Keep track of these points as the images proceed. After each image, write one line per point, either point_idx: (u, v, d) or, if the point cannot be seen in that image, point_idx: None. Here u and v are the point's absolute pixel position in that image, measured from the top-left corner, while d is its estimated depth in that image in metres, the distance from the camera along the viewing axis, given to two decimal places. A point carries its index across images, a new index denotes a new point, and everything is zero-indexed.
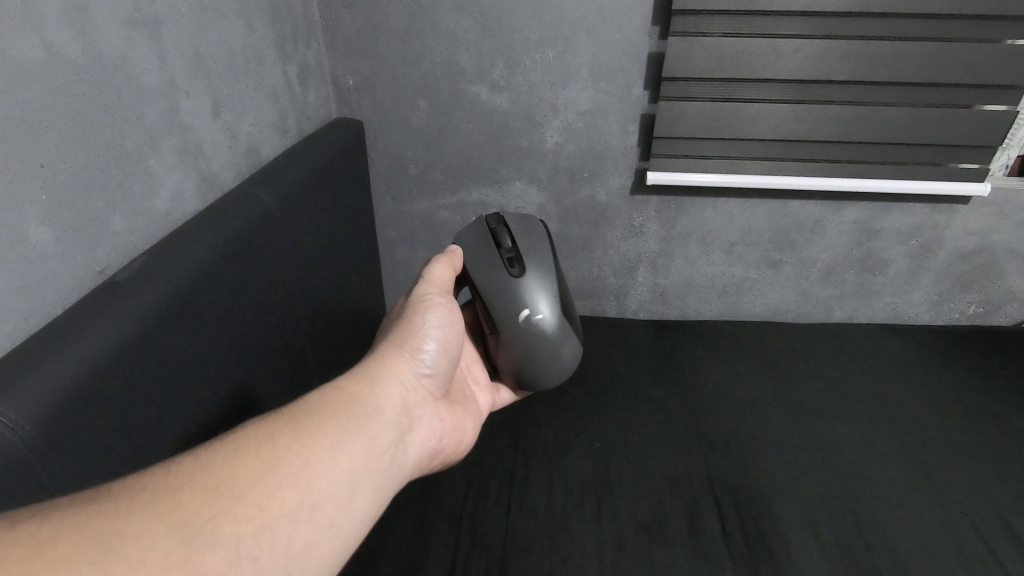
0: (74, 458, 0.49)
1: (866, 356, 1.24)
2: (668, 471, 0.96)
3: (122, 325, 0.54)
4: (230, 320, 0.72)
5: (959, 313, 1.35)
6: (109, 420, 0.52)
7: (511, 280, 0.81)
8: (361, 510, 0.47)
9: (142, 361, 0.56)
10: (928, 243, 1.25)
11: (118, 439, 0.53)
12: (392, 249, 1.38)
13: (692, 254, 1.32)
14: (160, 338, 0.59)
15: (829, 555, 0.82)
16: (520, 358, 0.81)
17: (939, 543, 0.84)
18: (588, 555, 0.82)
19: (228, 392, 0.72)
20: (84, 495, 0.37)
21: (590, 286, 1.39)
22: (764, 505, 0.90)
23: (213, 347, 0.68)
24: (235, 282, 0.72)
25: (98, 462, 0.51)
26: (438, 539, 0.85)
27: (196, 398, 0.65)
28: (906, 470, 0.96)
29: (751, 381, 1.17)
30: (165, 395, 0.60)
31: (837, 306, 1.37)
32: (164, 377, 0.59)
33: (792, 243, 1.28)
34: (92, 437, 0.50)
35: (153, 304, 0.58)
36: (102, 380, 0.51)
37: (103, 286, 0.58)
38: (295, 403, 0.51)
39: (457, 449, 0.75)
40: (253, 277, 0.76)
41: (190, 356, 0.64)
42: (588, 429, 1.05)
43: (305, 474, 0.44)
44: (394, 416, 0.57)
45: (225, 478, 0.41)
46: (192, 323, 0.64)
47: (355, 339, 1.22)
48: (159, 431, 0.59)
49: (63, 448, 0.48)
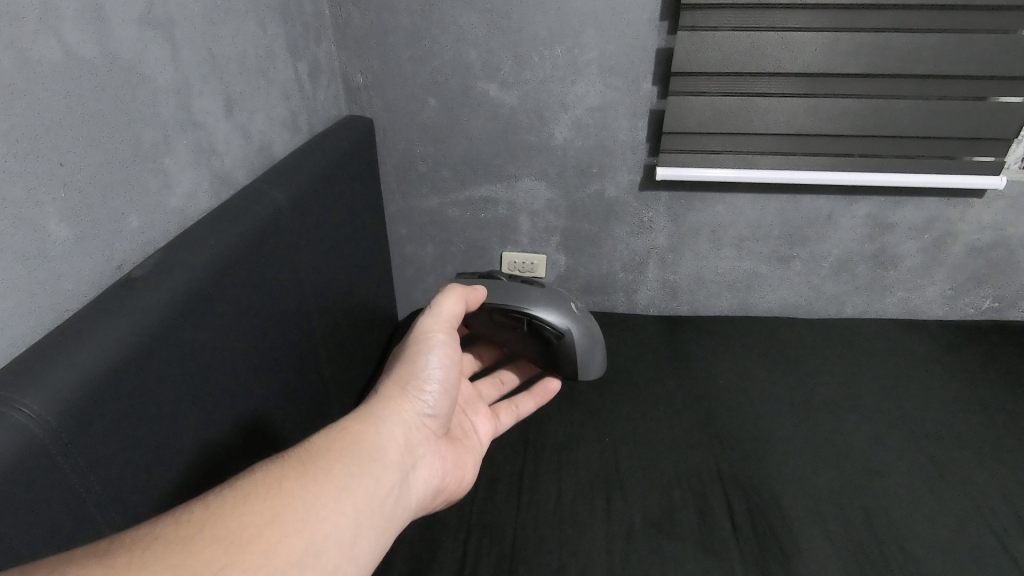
0: (94, 452, 0.50)
1: (878, 352, 1.24)
2: (677, 466, 0.96)
3: (138, 325, 0.55)
4: (244, 317, 0.73)
5: (973, 308, 1.34)
6: (129, 415, 0.54)
7: (547, 290, 0.95)
8: (362, 553, 0.51)
9: (156, 363, 0.57)
10: (942, 238, 1.24)
11: (134, 434, 0.54)
12: (402, 246, 1.39)
13: (702, 248, 1.31)
14: (175, 336, 0.60)
15: (839, 551, 0.82)
16: (592, 345, 0.95)
17: (951, 540, 0.83)
18: (597, 548, 0.83)
19: (242, 386, 0.73)
20: (95, 547, 0.40)
21: (600, 281, 1.39)
22: (774, 501, 0.90)
23: (228, 342, 0.69)
24: (249, 277, 0.73)
25: (116, 455, 0.52)
26: (449, 532, 0.86)
27: (211, 391, 0.66)
28: (918, 466, 0.95)
29: (761, 377, 1.17)
30: (182, 393, 0.61)
31: (849, 301, 1.36)
32: (179, 374, 0.61)
33: (804, 238, 1.27)
34: (111, 431, 0.51)
35: (166, 302, 0.59)
36: (118, 378, 0.52)
37: (122, 282, 0.60)
38: (300, 449, 0.55)
39: (460, 486, 0.77)
40: (266, 273, 0.77)
41: (203, 354, 0.65)
42: (597, 424, 1.05)
43: (310, 519, 0.48)
44: (393, 459, 0.60)
45: (233, 526, 0.44)
46: (206, 321, 0.65)
47: (365, 336, 1.23)
48: (176, 424, 0.60)
49: (84, 442, 0.49)
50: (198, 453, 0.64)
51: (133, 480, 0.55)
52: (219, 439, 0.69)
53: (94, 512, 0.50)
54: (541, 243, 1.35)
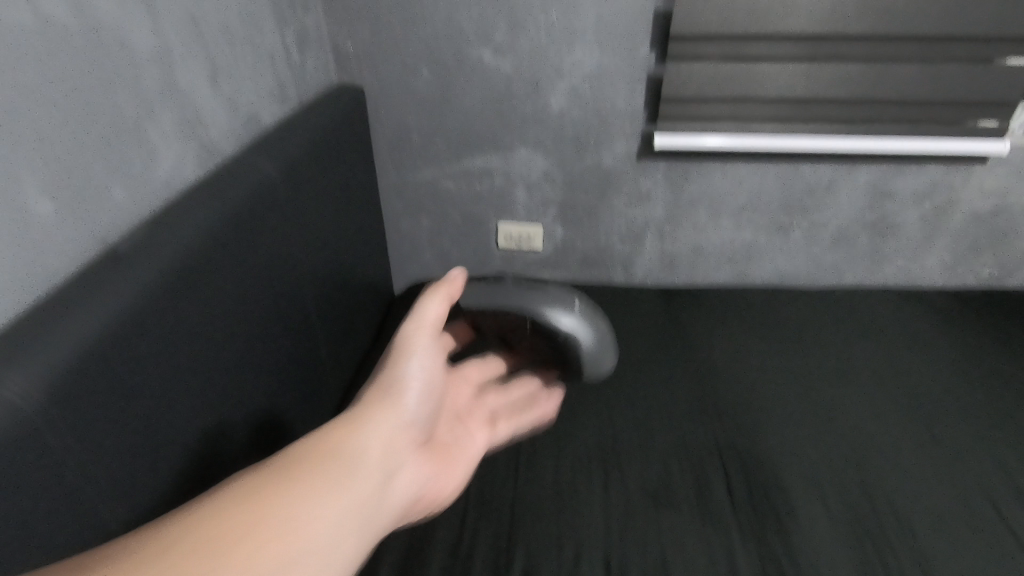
0: (85, 428, 0.49)
1: (876, 321, 1.23)
2: (675, 438, 0.96)
3: (126, 302, 0.54)
4: (236, 292, 0.72)
5: (973, 277, 1.33)
6: (119, 394, 0.53)
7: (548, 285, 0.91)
8: (341, 562, 0.51)
9: (145, 346, 0.56)
10: (942, 205, 1.23)
11: (126, 412, 0.54)
12: (397, 220, 1.37)
13: (700, 219, 1.30)
14: (162, 313, 0.58)
15: (835, 520, 0.83)
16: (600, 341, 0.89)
17: (944, 508, 0.84)
18: (595, 518, 0.84)
19: (234, 360, 0.72)
20: (74, 560, 0.40)
21: (597, 254, 1.38)
22: (772, 472, 0.90)
23: (218, 317, 0.68)
24: (238, 251, 0.72)
25: (107, 431, 0.52)
26: (447, 505, 0.87)
27: (202, 366, 0.65)
28: (914, 436, 0.96)
29: (760, 349, 1.16)
30: (172, 369, 0.60)
31: (848, 271, 1.35)
32: (171, 351, 0.60)
33: (804, 206, 1.26)
34: (102, 409, 0.51)
35: (154, 280, 0.58)
36: (106, 357, 0.51)
37: (109, 256, 0.58)
38: (280, 459, 0.54)
39: (461, 483, 0.76)
40: (256, 249, 0.76)
41: (194, 331, 0.64)
42: (596, 397, 1.05)
43: (287, 531, 0.47)
44: (378, 464, 0.59)
45: (208, 538, 0.44)
46: (195, 298, 0.64)
47: (360, 312, 1.22)
48: (166, 401, 0.59)
49: (76, 417, 0.48)
50: (188, 428, 0.64)
51: (126, 456, 0.54)
52: (212, 416, 0.68)
53: (90, 490, 0.50)
54: (537, 215, 1.33)
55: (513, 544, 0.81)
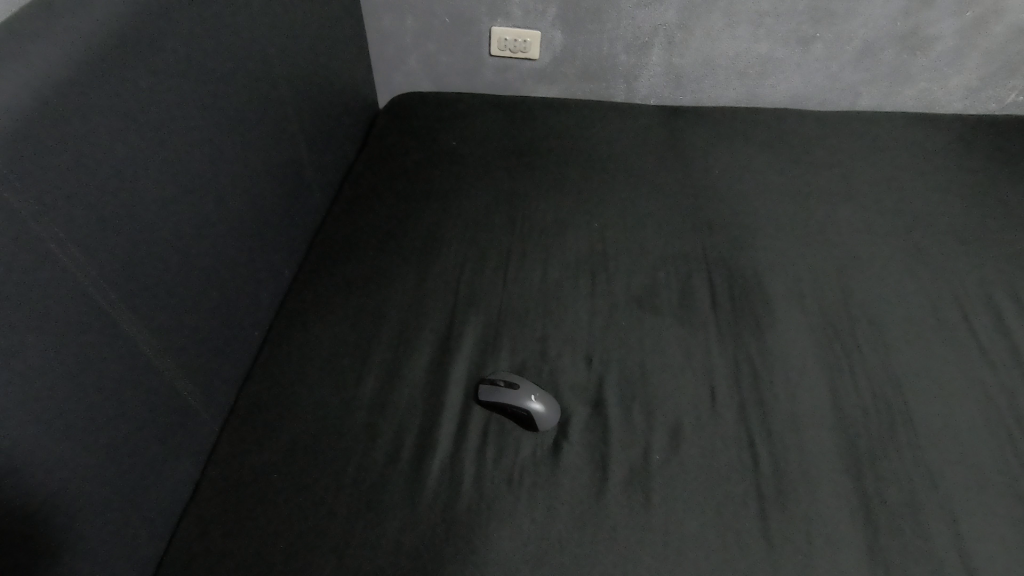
0: (27, 198, 0.51)
1: (888, 142, 1.17)
2: (664, 249, 0.96)
3: (43, 74, 0.53)
4: (174, 85, 0.68)
5: (995, 103, 1.25)
6: (64, 167, 0.54)
7: None
8: None
9: (74, 126, 0.55)
10: (983, 16, 1.12)
11: (73, 188, 0.55)
12: (378, 18, 1.23)
13: (715, 26, 1.17)
14: (83, 100, 0.56)
15: (811, 323, 0.84)
16: None
17: (919, 315, 0.85)
18: (579, 319, 0.86)
19: (183, 159, 0.70)
20: None
21: (598, 65, 1.27)
22: (756, 281, 0.90)
23: (155, 111, 0.65)
24: (166, 40, 0.66)
25: (52, 209, 0.53)
26: (433, 306, 0.88)
27: (148, 153, 0.64)
28: (905, 249, 0.94)
29: (760, 167, 1.11)
30: (110, 158, 0.59)
31: (865, 93, 1.26)
32: (112, 131, 0.59)
33: (831, 13, 1.13)
34: (46, 183, 0.52)
35: (72, 55, 0.56)
36: (37, 126, 0.51)
37: (21, 29, 0.56)
38: None
39: None
40: (193, 35, 0.71)
41: (132, 119, 0.62)
42: (587, 209, 1.03)
43: None
44: None
45: None
46: (128, 82, 0.61)
47: (334, 121, 1.14)
48: (107, 191, 0.59)
49: (18, 183, 0.50)
50: (142, 216, 0.64)
51: (80, 234, 0.56)
52: (163, 209, 0.68)
53: (54, 260, 0.54)
54: (535, 17, 1.20)
55: (498, 338, 0.84)
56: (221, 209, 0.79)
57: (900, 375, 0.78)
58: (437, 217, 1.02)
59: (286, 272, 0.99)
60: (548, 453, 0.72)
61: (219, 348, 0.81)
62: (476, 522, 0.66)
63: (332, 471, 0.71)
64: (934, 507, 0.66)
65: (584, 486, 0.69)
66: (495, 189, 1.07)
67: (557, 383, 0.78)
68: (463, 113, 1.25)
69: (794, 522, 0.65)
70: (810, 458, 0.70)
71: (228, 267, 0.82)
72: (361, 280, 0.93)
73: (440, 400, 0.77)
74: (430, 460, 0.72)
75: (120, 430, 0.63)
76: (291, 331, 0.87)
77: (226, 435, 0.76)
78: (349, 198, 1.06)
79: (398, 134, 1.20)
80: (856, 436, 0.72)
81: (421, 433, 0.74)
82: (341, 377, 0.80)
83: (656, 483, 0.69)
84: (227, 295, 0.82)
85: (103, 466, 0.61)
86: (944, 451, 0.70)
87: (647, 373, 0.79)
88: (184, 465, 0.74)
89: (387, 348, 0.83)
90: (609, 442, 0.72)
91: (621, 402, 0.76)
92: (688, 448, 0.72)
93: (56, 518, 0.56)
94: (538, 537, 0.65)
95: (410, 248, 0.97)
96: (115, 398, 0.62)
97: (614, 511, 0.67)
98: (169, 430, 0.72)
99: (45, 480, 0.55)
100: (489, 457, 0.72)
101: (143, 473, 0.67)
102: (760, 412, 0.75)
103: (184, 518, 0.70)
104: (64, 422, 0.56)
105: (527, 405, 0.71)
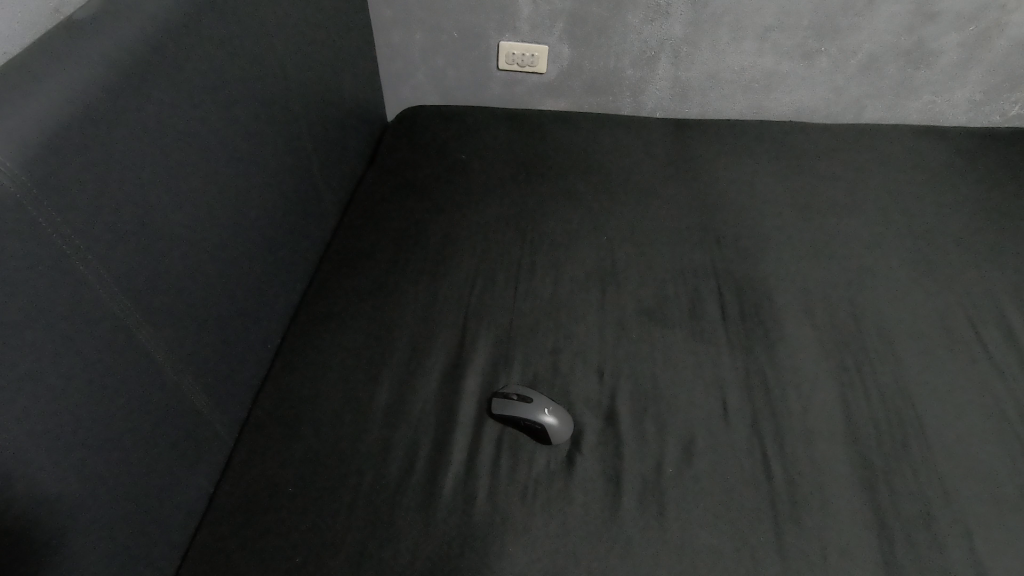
0: (57, 212, 0.52)
1: (893, 154, 1.17)
2: (673, 261, 0.96)
3: (73, 91, 0.55)
4: (191, 105, 0.69)
5: (998, 115, 1.27)
6: (88, 181, 0.56)
7: None
8: None
9: (99, 147, 0.57)
10: (987, 30, 1.13)
11: (95, 205, 0.56)
12: (388, 33, 1.25)
13: (721, 40, 1.19)
14: (108, 120, 0.58)
15: (821, 336, 0.85)
16: None
17: (929, 330, 0.85)
18: (589, 332, 0.86)
19: (199, 177, 0.72)
20: None
21: (605, 79, 1.28)
22: (765, 293, 0.91)
23: (174, 131, 0.67)
24: (184, 62, 0.68)
25: (79, 225, 0.55)
26: (446, 318, 0.89)
27: (166, 170, 0.66)
28: (912, 262, 0.95)
29: (766, 179, 1.12)
30: (130, 177, 0.61)
31: (869, 106, 1.27)
32: (128, 145, 0.60)
33: (836, 28, 1.15)
34: (74, 201, 0.54)
35: (97, 76, 0.57)
36: (62, 143, 0.53)
37: (49, 45, 0.57)
38: None
39: None
40: (208, 57, 0.72)
41: (152, 138, 0.63)
42: (596, 221, 1.04)
43: None
44: None
45: None
46: (149, 104, 0.63)
47: (344, 134, 1.15)
48: (128, 209, 0.61)
49: (42, 196, 0.51)
50: (156, 230, 0.65)
51: (98, 246, 0.57)
52: (179, 226, 0.69)
53: (78, 276, 0.55)
54: (542, 32, 1.21)
55: (510, 352, 0.84)
56: (235, 226, 0.81)
57: (911, 388, 0.78)
58: (447, 230, 1.03)
59: (297, 284, 1.00)
60: (561, 466, 0.72)
61: (233, 361, 0.82)
62: (490, 537, 0.66)
63: (347, 484, 0.72)
64: (948, 521, 0.66)
65: (598, 500, 0.69)
66: (504, 201, 1.08)
67: (570, 396, 0.79)
68: (472, 127, 1.26)
69: (809, 536, 0.65)
70: (823, 472, 0.71)
71: (241, 281, 0.83)
72: (372, 294, 0.93)
73: (453, 414, 0.78)
74: (444, 474, 0.72)
75: (139, 444, 0.64)
76: (304, 343, 0.88)
77: (242, 447, 0.77)
78: (359, 212, 1.07)
79: (407, 146, 1.22)
80: (868, 450, 0.72)
81: (434, 446, 0.75)
82: (354, 390, 0.81)
83: (671, 496, 0.69)
84: (239, 309, 0.83)
85: (121, 480, 0.62)
86: (958, 465, 0.70)
87: (658, 386, 0.80)
88: (198, 478, 0.75)
89: (400, 361, 0.84)
90: (623, 456, 0.73)
91: (634, 415, 0.77)
92: (702, 462, 0.72)
93: (73, 532, 0.57)
94: (554, 551, 0.65)
95: (421, 260, 0.98)
96: (131, 411, 0.63)
97: (628, 525, 0.67)
98: (184, 444, 0.72)
99: (64, 493, 0.55)
100: (503, 471, 0.72)
101: (158, 488, 0.68)
102: (772, 425, 0.75)
103: (200, 532, 0.70)
104: (84, 437, 0.57)
105: (543, 418, 0.72)
